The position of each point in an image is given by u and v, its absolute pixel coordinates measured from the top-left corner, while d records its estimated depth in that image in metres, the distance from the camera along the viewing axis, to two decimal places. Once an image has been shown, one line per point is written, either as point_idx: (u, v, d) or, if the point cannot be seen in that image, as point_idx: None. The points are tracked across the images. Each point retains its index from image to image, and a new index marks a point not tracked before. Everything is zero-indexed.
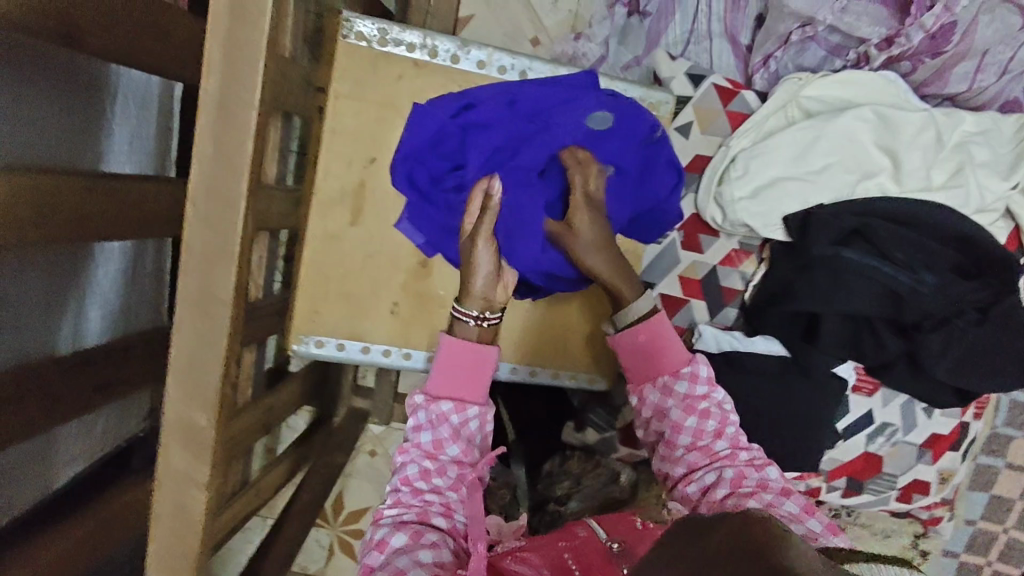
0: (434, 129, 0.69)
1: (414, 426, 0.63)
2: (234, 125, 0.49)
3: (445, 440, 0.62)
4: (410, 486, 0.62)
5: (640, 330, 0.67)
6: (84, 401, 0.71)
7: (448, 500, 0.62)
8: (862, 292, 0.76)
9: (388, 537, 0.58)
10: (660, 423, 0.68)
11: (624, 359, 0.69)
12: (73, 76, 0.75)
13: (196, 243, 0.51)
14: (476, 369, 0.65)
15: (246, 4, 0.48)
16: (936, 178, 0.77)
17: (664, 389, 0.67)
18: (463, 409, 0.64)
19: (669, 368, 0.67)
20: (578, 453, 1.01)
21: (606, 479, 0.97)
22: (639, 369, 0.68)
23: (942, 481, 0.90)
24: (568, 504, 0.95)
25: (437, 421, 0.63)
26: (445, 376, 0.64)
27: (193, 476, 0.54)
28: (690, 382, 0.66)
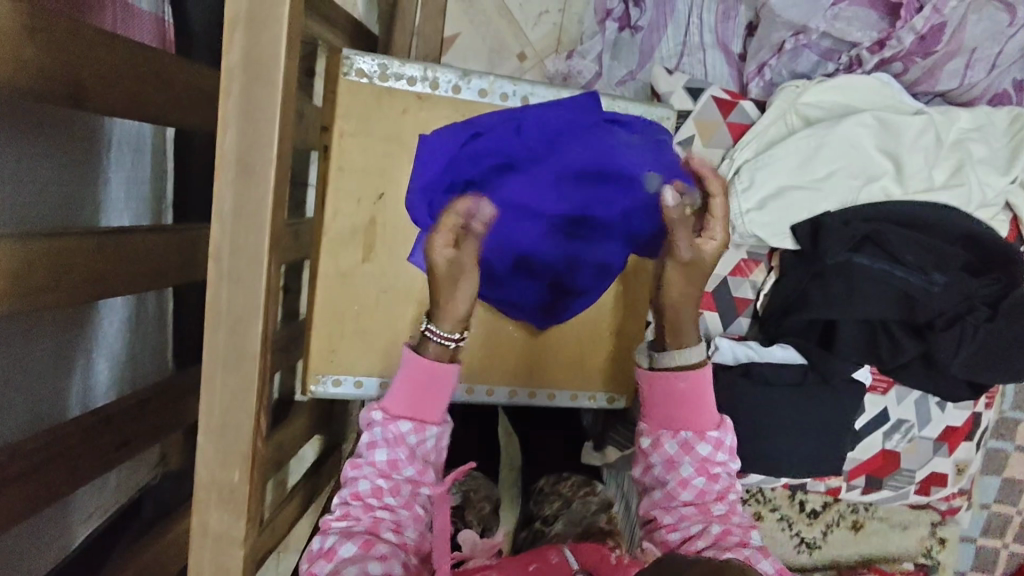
0: (445, 157, 0.70)
1: (367, 442, 0.63)
2: (256, 181, 0.50)
3: (401, 461, 0.62)
4: (361, 501, 0.62)
5: (679, 377, 0.67)
6: (102, 458, 0.70)
7: (400, 517, 0.62)
8: (878, 298, 0.80)
9: (337, 546, 0.59)
10: (666, 473, 0.68)
11: (649, 397, 0.69)
12: (70, 131, 0.74)
13: (223, 303, 0.52)
14: (433, 387, 0.63)
15: (261, 63, 0.49)
16: (938, 177, 0.80)
17: (685, 444, 0.67)
18: (421, 429, 0.63)
19: (697, 425, 0.67)
20: (575, 477, 0.93)
21: (597, 507, 0.86)
22: (665, 414, 0.68)
23: (958, 472, 0.94)
24: (552, 525, 0.85)
25: (393, 442, 0.62)
26: (402, 392, 0.63)
27: (232, 531, 0.54)
28: (712, 445, 0.67)
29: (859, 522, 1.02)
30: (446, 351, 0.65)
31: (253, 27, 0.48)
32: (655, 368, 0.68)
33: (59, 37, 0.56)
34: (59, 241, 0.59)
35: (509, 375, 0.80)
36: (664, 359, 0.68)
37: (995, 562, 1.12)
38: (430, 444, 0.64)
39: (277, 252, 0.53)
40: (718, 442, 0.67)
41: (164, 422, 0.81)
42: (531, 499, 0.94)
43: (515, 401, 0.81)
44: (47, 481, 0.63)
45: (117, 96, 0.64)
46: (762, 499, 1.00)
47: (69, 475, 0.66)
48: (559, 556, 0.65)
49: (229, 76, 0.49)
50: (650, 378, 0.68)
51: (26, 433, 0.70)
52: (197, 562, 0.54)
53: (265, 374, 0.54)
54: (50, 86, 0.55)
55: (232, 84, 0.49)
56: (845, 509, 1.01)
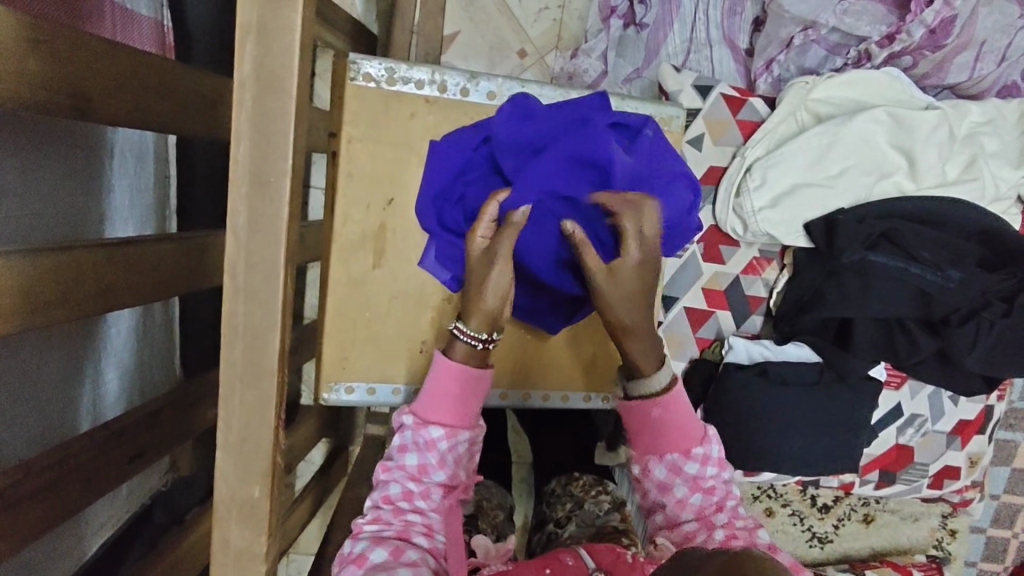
0: (454, 166, 0.70)
1: (399, 445, 0.62)
2: (272, 194, 0.50)
3: (430, 465, 0.61)
4: (392, 505, 0.61)
5: (653, 404, 0.65)
6: (116, 471, 0.70)
7: (430, 521, 0.61)
8: (895, 296, 0.80)
9: (367, 552, 0.58)
10: (660, 497, 0.66)
11: (632, 427, 0.66)
12: (72, 141, 0.73)
13: (239, 318, 0.51)
14: (465, 393, 0.62)
15: (274, 75, 0.48)
16: (951, 172, 0.80)
17: (674, 467, 0.65)
18: (453, 435, 0.61)
19: (681, 446, 0.65)
20: (587, 476, 0.93)
21: (610, 506, 0.85)
22: (649, 442, 0.66)
23: (971, 465, 0.94)
24: (565, 527, 0.84)
25: (425, 446, 0.61)
26: (433, 397, 0.62)
27: (252, 548, 0.53)
28: (701, 462, 0.65)
29: (870, 515, 1.03)
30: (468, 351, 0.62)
31: (264, 36, 0.47)
32: (631, 399, 0.66)
33: (63, 48, 0.55)
34: (67, 255, 0.58)
35: (524, 379, 0.81)
36: (637, 388, 0.66)
37: (1004, 551, 1.12)
38: (462, 448, 0.63)
39: (293, 265, 0.53)
40: (705, 457, 0.65)
41: (174, 432, 0.81)
42: (543, 500, 0.94)
43: (529, 404, 0.82)
44: (61, 497, 0.62)
45: (121, 105, 0.63)
46: (773, 494, 1.00)
47: (84, 489, 0.65)
48: (574, 556, 0.65)
49: (241, 88, 0.48)
50: (625, 409, 0.66)
51: (37, 449, 0.70)
52: None
53: (282, 389, 0.53)
54: (54, 98, 0.54)
55: (245, 95, 0.48)
56: (856, 503, 1.02)
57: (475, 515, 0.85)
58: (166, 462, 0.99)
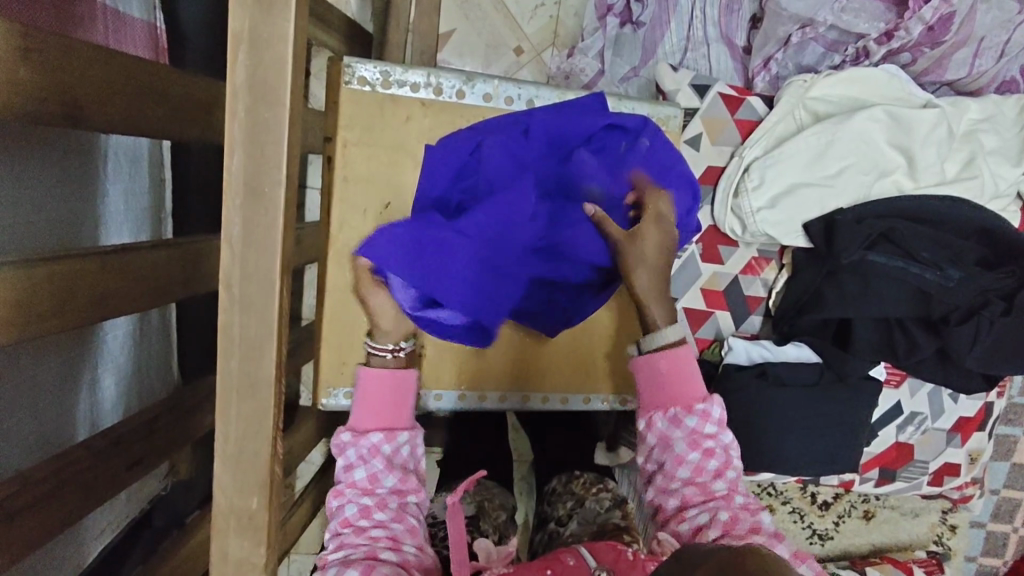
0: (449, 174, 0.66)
1: (344, 466, 0.62)
2: (266, 204, 0.49)
3: (380, 473, 0.61)
4: (353, 527, 0.59)
5: (661, 355, 0.67)
6: (114, 479, 0.70)
7: (394, 532, 0.59)
8: (895, 295, 0.80)
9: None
10: (662, 453, 0.66)
11: (641, 383, 0.68)
12: (65, 148, 0.72)
13: (235, 330, 0.50)
14: (395, 393, 0.65)
15: (267, 84, 0.48)
16: (950, 170, 0.80)
17: (674, 420, 0.66)
18: (392, 436, 0.63)
19: (683, 401, 0.66)
20: (587, 475, 0.93)
21: (611, 503, 0.85)
22: (653, 397, 0.67)
23: (970, 462, 0.94)
24: (567, 526, 0.84)
25: (369, 455, 0.62)
26: (365, 407, 0.64)
27: (252, 558, 0.53)
28: (700, 419, 0.65)
29: (870, 511, 1.03)
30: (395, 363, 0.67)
31: (257, 45, 0.47)
32: (642, 353, 0.68)
33: (55, 57, 0.54)
34: (62, 265, 0.58)
35: (523, 381, 0.81)
36: (649, 342, 0.68)
37: (1004, 545, 1.13)
38: (407, 453, 0.64)
39: (289, 274, 0.52)
40: (705, 415, 0.65)
41: (173, 437, 0.80)
42: (544, 500, 0.94)
43: (528, 406, 0.82)
44: (62, 506, 0.62)
45: (115, 111, 0.62)
46: (773, 492, 1.00)
47: (83, 498, 0.65)
48: (574, 557, 0.65)
49: (234, 98, 0.48)
50: (636, 365, 0.68)
51: (35, 458, 0.69)
52: None
53: (280, 399, 0.53)
54: (46, 107, 0.54)
55: (238, 104, 0.48)
56: (856, 499, 1.02)
57: (476, 518, 0.85)
58: (165, 466, 0.99)
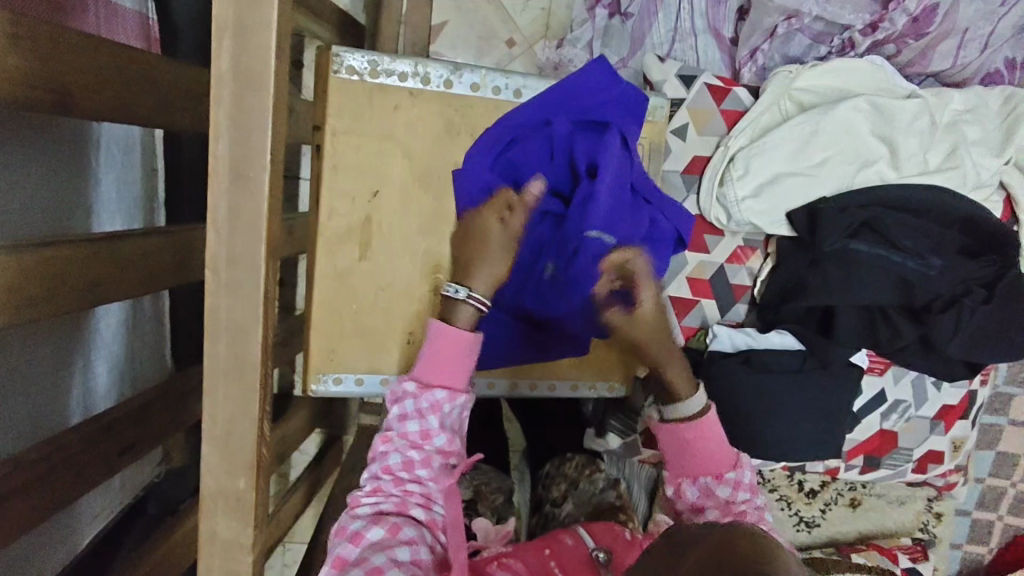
0: (482, 187, 0.70)
1: (398, 414, 0.64)
2: (250, 189, 0.50)
3: (431, 432, 0.63)
4: (391, 476, 0.63)
5: (688, 430, 0.71)
6: (104, 463, 0.71)
7: (428, 492, 0.63)
8: (880, 283, 0.80)
9: (364, 530, 0.60)
10: (695, 513, 0.73)
11: (667, 449, 0.73)
12: (56, 137, 0.73)
13: (222, 314, 0.51)
14: (462, 356, 0.64)
15: (251, 69, 0.48)
16: (932, 160, 0.82)
17: (705, 489, 0.71)
18: (454, 398, 0.64)
19: (713, 470, 0.71)
20: (579, 456, 0.95)
21: (604, 484, 0.89)
22: (682, 466, 0.72)
23: (954, 449, 0.96)
24: (562, 507, 0.87)
25: (426, 412, 0.63)
26: (433, 361, 0.64)
27: (240, 537, 0.54)
28: (732, 487, 0.71)
29: (856, 499, 1.04)
30: (473, 318, 0.65)
31: (241, 33, 0.47)
32: (666, 422, 0.72)
33: (44, 44, 0.55)
34: (52, 250, 0.59)
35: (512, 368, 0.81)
36: (671, 412, 0.72)
37: (990, 533, 1.14)
38: (462, 413, 0.65)
39: (275, 259, 0.53)
40: (735, 483, 0.71)
41: (164, 423, 0.81)
42: (539, 483, 0.97)
43: (516, 393, 0.82)
44: (53, 489, 0.63)
45: (105, 100, 0.63)
46: (761, 480, 1.01)
47: (75, 481, 0.66)
48: (573, 537, 0.68)
49: (220, 84, 0.48)
50: (660, 429, 0.73)
51: (27, 443, 0.70)
52: (208, 566, 0.55)
53: (267, 381, 0.54)
54: (35, 94, 0.54)
55: (223, 90, 0.48)
56: (842, 487, 1.03)
57: (474, 500, 0.89)
58: (159, 454, 1.00)
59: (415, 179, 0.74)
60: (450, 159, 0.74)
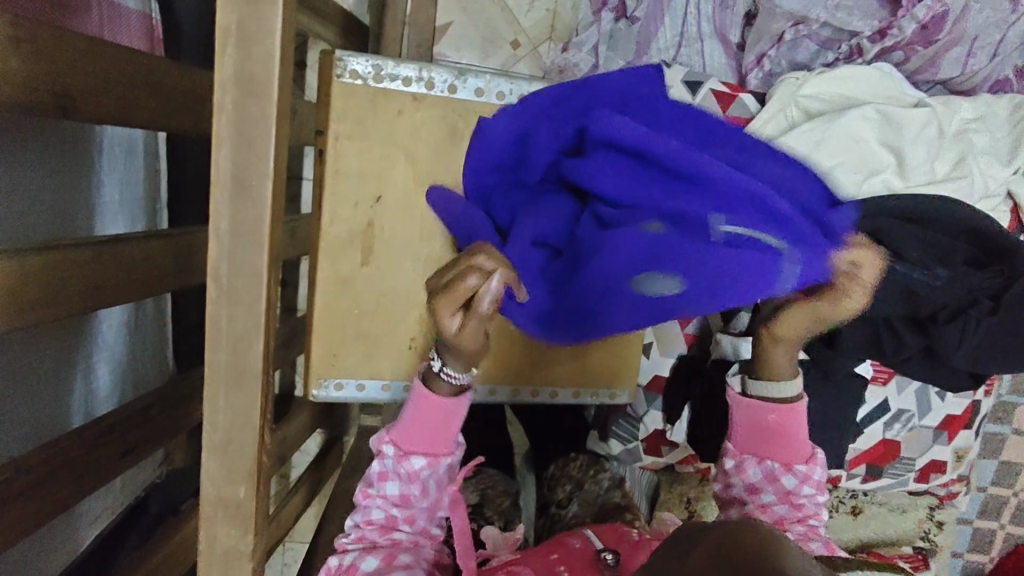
0: (496, 153, 0.66)
1: (379, 473, 0.64)
2: (251, 197, 0.49)
3: (414, 496, 0.64)
4: (376, 525, 0.64)
5: (773, 410, 0.70)
6: (105, 467, 0.70)
7: (418, 536, 0.65)
8: (885, 295, 0.78)
9: (357, 562, 0.62)
10: (749, 496, 0.72)
11: (740, 426, 0.72)
12: (58, 138, 0.73)
13: (222, 322, 0.51)
14: (444, 424, 0.63)
15: (253, 77, 0.48)
16: (940, 169, 0.81)
17: (769, 473, 0.71)
18: (434, 464, 0.63)
19: (783, 458, 0.71)
20: (583, 456, 0.96)
21: (610, 483, 0.89)
22: (751, 443, 0.72)
23: (957, 459, 0.95)
24: (568, 507, 0.88)
25: (407, 477, 0.63)
26: (412, 431, 0.63)
27: (239, 546, 0.54)
28: (799, 479, 0.70)
29: (857, 507, 1.04)
30: (453, 388, 0.63)
31: (244, 40, 0.47)
32: (749, 397, 0.71)
33: (46, 46, 0.54)
34: (55, 255, 0.59)
35: (514, 375, 0.81)
36: (760, 390, 0.70)
37: (991, 542, 1.14)
38: (446, 475, 0.65)
39: (276, 268, 0.52)
40: (804, 475, 0.71)
41: (165, 426, 0.81)
42: (544, 484, 0.97)
43: (517, 399, 0.82)
44: (55, 494, 0.63)
45: (107, 104, 0.63)
46: None
47: (75, 484, 0.66)
48: (580, 541, 0.69)
49: (222, 91, 0.48)
50: (741, 404, 0.71)
51: (28, 445, 0.70)
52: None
53: (268, 390, 0.53)
54: (37, 97, 0.54)
55: (225, 97, 0.48)
56: (844, 495, 1.03)
57: (480, 506, 0.89)
58: (160, 455, 1.00)
59: (418, 184, 0.73)
60: (453, 164, 0.74)
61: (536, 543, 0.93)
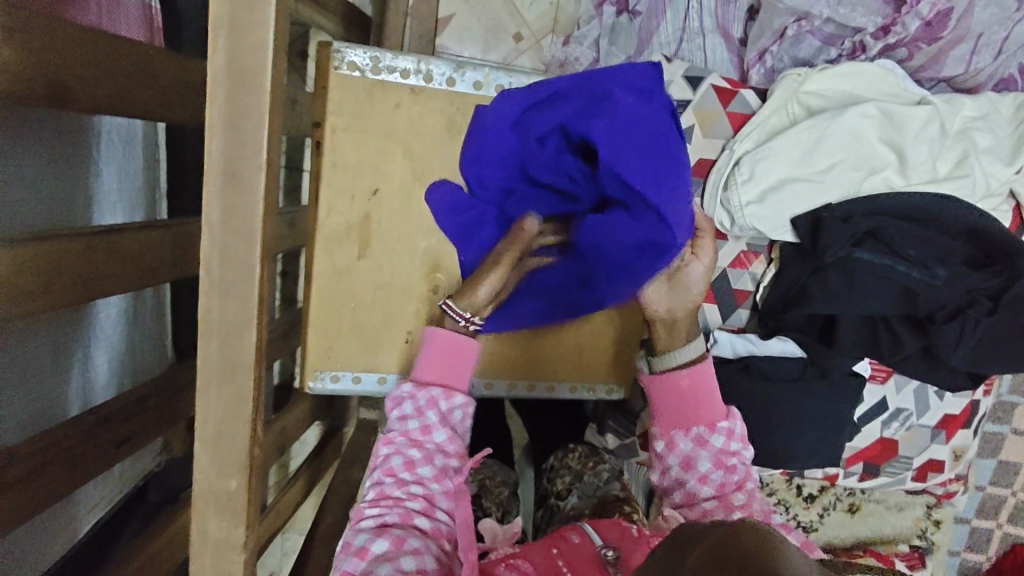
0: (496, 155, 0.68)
1: (398, 415, 0.67)
2: (244, 190, 0.49)
3: (433, 427, 0.66)
4: (394, 478, 0.65)
5: (684, 375, 0.69)
6: (101, 456, 0.71)
7: (432, 493, 0.65)
8: (881, 291, 0.80)
9: (369, 543, 0.60)
10: (685, 472, 0.69)
11: (658, 399, 0.70)
12: (55, 128, 0.73)
13: (215, 314, 0.51)
14: (460, 357, 0.68)
15: (246, 69, 0.47)
16: (942, 168, 0.80)
17: (698, 440, 0.68)
18: (450, 395, 0.67)
19: (706, 420, 0.68)
20: (582, 448, 0.97)
21: (609, 476, 0.89)
22: (673, 415, 0.69)
23: (955, 459, 0.95)
24: (567, 500, 0.88)
25: (426, 406, 0.67)
26: (433, 361, 0.67)
27: (231, 539, 0.54)
28: (725, 437, 0.68)
29: (855, 504, 1.04)
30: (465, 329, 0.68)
31: (236, 32, 0.47)
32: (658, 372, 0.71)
33: (41, 37, 0.54)
34: (50, 245, 0.58)
35: (514, 369, 0.81)
36: (663, 361, 0.71)
37: (988, 542, 1.13)
38: (460, 413, 0.68)
39: (269, 262, 0.52)
40: (728, 432, 0.69)
41: (162, 416, 0.81)
42: (543, 477, 0.98)
43: (515, 394, 0.83)
44: (50, 482, 0.63)
45: (103, 94, 0.63)
46: (759, 483, 1.01)
47: (70, 474, 0.66)
48: (579, 535, 0.69)
49: (214, 83, 0.48)
50: (653, 382, 0.70)
51: (25, 434, 0.70)
52: (199, 568, 0.55)
53: (260, 382, 0.53)
54: (31, 87, 0.54)
55: (217, 89, 0.48)
56: (841, 492, 1.03)
57: (480, 495, 0.88)
58: (158, 444, 1.01)
59: (415, 177, 0.73)
60: (452, 157, 0.73)
61: (535, 534, 0.93)
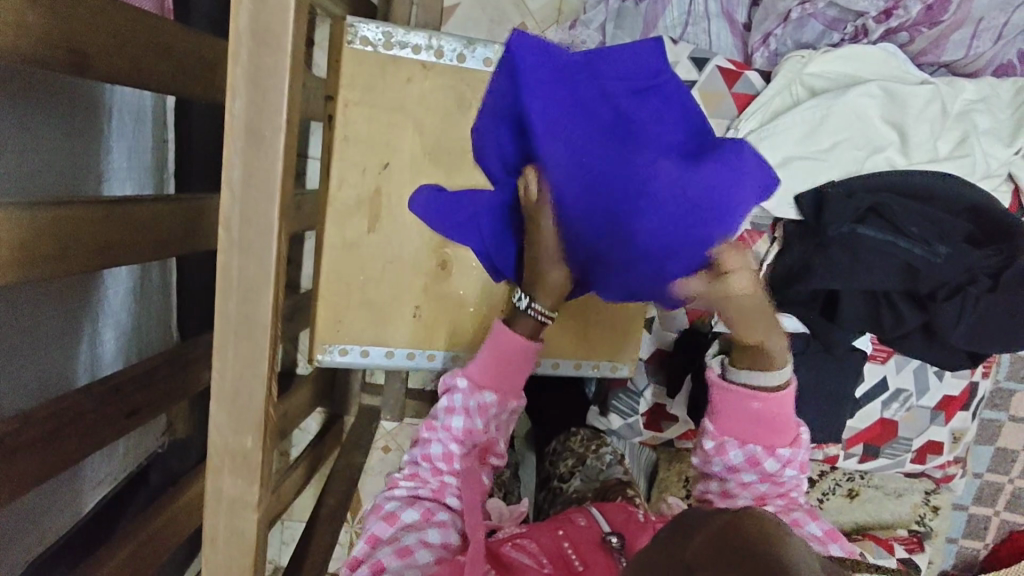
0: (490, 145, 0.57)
1: (445, 406, 0.67)
2: (264, 148, 0.50)
3: (475, 430, 0.66)
4: (430, 464, 0.67)
5: (760, 397, 0.64)
6: (111, 426, 0.71)
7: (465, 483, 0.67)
8: (883, 267, 0.81)
9: (398, 511, 0.65)
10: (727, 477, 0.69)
11: (720, 405, 0.67)
12: (70, 101, 0.73)
13: (234, 272, 0.51)
14: (515, 362, 0.65)
15: (268, 28, 0.48)
16: (942, 148, 0.83)
17: (752, 458, 0.67)
18: (503, 404, 0.67)
19: (767, 441, 0.67)
20: (584, 431, 0.97)
21: (612, 459, 0.90)
22: (735, 426, 0.67)
23: (953, 441, 0.96)
24: (570, 482, 0.89)
25: (473, 411, 0.66)
26: (490, 362, 0.65)
27: (246, 497, 0.55)
28: (781, 461, 0.67)
29: (854, 490, 1.04)
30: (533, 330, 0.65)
31: None
32: (728, 382, 0.66)
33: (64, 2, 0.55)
34: (68, 211, 0.59)
35: None
36: (742, 376, 0.65)
37: (986, 529, 1.14)
38: (507, 416, 0.69)
39: (287, 223, 0.53)
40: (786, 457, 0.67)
41: (170, 391, 0.82)
42: (545, 459, 0.99)
43: None
44: (61, 447, 0.64)
45: (119, 65, 0.63)
46: None
47: (80, 441, 0.67)
48: (586, 518, 0.70)
49: (237, 43, 0.48)
50: (725, 388, 0.66)
51: (35, 404, 0.71)
52: (212, 527, 0.55)
53: (277, 343, 0.54)
54: (53, 51, 0.55)
55: (241, 48, 0.48)
56: (840, 478, 1.04)
57: None
58: (163, 424, 1.01)
59: (426, 153, 0.74)
60: (462, 134, 0.74)
61: (537, 515, 0.94)
